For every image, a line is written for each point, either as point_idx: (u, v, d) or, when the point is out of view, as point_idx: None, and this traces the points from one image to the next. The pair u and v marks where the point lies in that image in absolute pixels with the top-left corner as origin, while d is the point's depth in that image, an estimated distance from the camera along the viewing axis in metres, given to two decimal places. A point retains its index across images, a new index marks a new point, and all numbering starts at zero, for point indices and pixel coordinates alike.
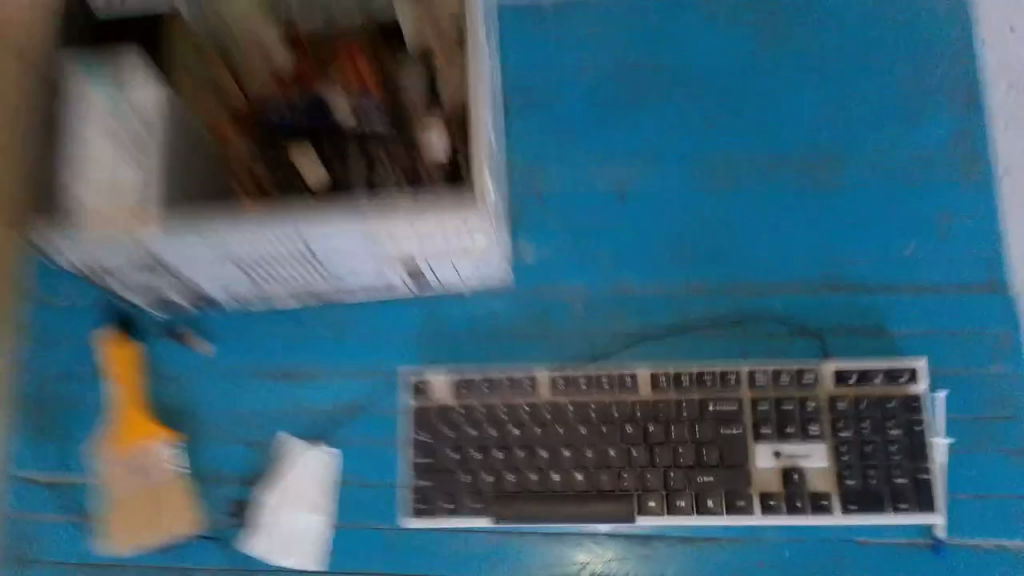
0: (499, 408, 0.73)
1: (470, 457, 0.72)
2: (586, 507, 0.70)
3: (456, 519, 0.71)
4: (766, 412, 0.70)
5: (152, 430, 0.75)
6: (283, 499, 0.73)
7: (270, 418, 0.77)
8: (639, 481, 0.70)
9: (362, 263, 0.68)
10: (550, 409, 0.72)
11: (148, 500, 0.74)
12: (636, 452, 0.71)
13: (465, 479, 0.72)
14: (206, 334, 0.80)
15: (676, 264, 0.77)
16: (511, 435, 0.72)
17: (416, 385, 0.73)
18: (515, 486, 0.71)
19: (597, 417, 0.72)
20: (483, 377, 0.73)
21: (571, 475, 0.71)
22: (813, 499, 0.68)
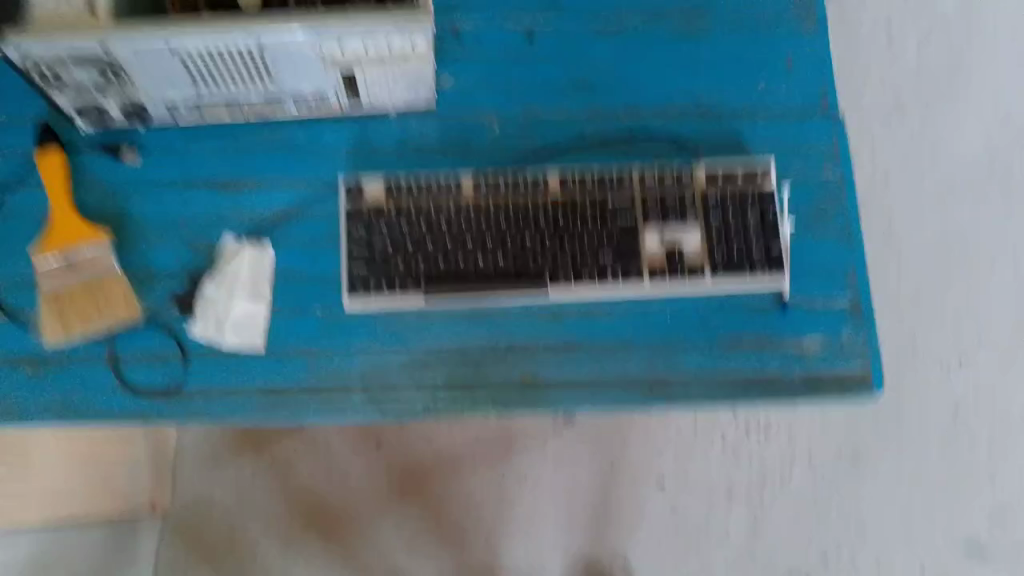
0: (431, 205, 0.82)
1: (404, 248, 0.81)
2: (507, 283, 0.81)
3: (392, 298, 0.80)
4: (654, 204, 0.84)
5: (87, 233, 0.79)
6: (225, 293, 0.79)
7: (209, 223, 0.82)
8: (552, 260, 0.82)
9: (306, 72, 0.75)
10: (475, 206, 0.82)
11: (87, 291, 0.77)
12: (545, 237, 0.82)
13: (399, 263, 0.80)
14: (138, 146, 0.83)
15: (577, 91, 0.90)
16: (440, 226, 0.82)
17: (352, 186, 0.82)
18: (446, 271, 0.81)
19: (514, 211, 0.83)
20: (414, 179, 0.83)
21: (492, 260, 0.81)
22: (690, 268, 0.83)
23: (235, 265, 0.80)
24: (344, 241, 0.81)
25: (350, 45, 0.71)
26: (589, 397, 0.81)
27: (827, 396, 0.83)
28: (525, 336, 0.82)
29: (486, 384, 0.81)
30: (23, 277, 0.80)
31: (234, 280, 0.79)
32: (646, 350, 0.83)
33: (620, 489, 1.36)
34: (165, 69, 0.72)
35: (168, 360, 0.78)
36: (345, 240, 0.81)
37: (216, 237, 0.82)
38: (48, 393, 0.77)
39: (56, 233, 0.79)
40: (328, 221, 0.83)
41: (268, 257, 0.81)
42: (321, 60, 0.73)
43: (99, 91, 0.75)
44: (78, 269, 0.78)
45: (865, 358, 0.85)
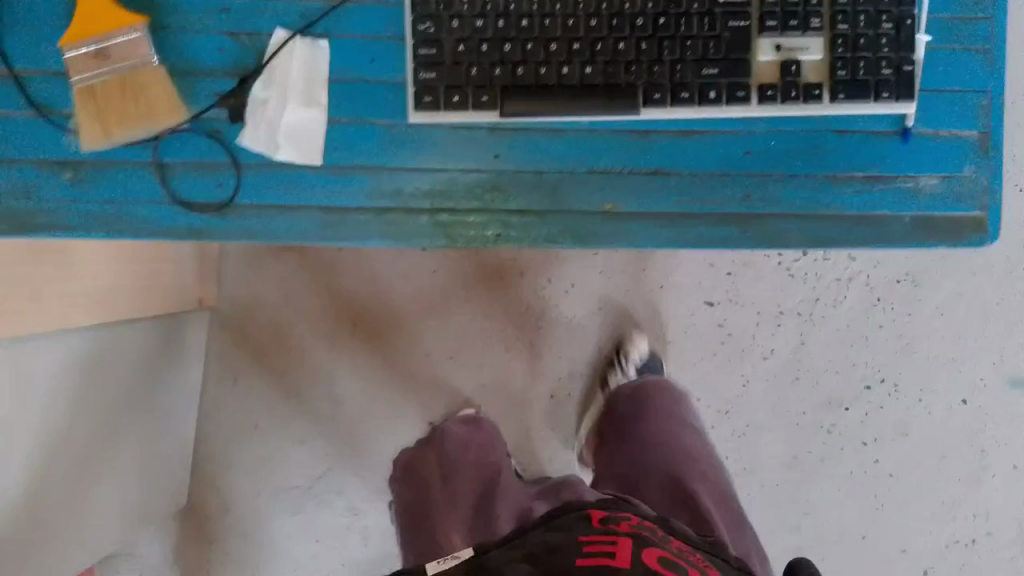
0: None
1: (480, 52, 0.70)
2: (594, 99, 0.71)
3: (464, 113, 0.71)
4: (772, 8, 0.71)
5: (118, 17, 0.67)
6: (277, 93, 0.70)
7: (251, 7, 0.71)
8: (646, 74, 0.71)
9: None
10: (560, 0, 0.70)
11: (127, 88, 0.68)
12: (641, 46, 0.71)
13: (472, 72, 0.70)
14: None
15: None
16: (520, 28, 0.70)
17: None
18: (526, 77, 0.71)
19: (607, 10, 0.71)
20: None
21: (581, 68, 0.71)
22: (806, 89, 0.71)
23: (286, 62, 0.70)
24: (408, 41, 0.70)
25: None
26: (676, 235, 0.74)
27: (935, 241, 0.75)
28: (608, 158, 0.74)
29: (562, 212, 0.74)
30: (46, 72, 0.70)
31: (284, 79, 0.70)
32: (742, 179, 0.74)
33: (661, 303, 1.36)
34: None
35: (219, 170, 0.71)
36: (410, 41, 0.70)
37: (265, 28, 0.71)
38: (90, 204, 0.70)
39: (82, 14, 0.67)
40: (390, 14, 0.72)
41: (323, 55, 0.71)
42: None
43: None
44: (115, 60, 0.68)
45: (986, 197, 0.76)
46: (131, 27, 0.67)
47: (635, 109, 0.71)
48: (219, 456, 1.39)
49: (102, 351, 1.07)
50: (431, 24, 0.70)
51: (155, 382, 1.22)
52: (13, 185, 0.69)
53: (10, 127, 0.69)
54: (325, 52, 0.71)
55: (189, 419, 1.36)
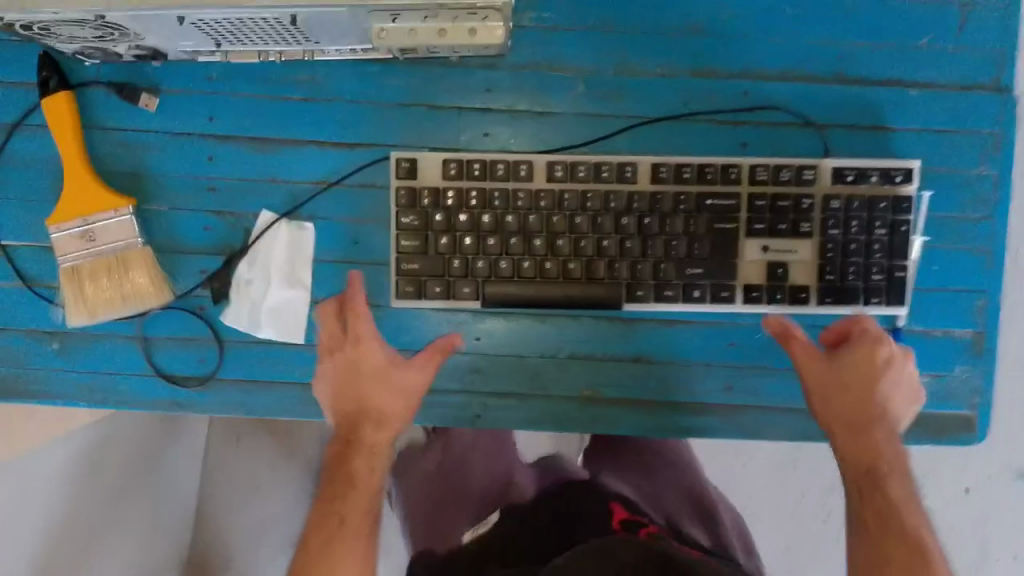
0: (495, 194, 0.69)
1: (463, 245, 0.70)
2: (578, 295, 0.70)
3: (446, 303, 0.70)
4: (761, 209, 0.69)
5: (104, 199, 0.68)
6: (261, 273, 0.70)
7: (239, 188, 0.71)
8: (629, 272, 0.70)
9: (344, 30, 0.61)
10: (543, 196, 0.69)
11: (116, 266, 0.68)
12: (625, 242, 0.70)
13: (455, 263, 0.70)
14: (156, 89, 0.70)
15: (691, 44, 0.72)
16: (505, 224, 0.70)
17: (404, 165, 0.69)
18: (508, 271, 0.70)
19: (592, 207, 0.69)
20: (477, 162, 0.69)
21: (564, 264, 0.70)
22: (793, 292, 0.70)
23: (268, 246, 0.70)
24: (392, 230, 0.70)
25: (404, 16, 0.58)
26: (657, 423, 0.74)
27: (922, 440, 0.74)
28: (590, 346, 0.74)
29: (542, 397, 0.74)
30: (32, 243, 0.71)
31: (269, 261, 0.70)
32: (724, 371, 0.74)
33: None
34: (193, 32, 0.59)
35: (202, 346, 0.72)
36: (394, 230, 0.69)
37: (254, 208, 0.71)
38: (75, 374, 0.71)
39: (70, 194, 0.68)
40: (375, 198, 0.71)
41: (308, 236, 0.71)
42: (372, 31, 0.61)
43: (104, 40, 0.61)
44: (100, 241, 0.68)
45: (978, 400, 0.74)
46: (115, 207, 0.68)
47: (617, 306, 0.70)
48: None
49: None
50: (415, 219, 0.69)
51: None
52: (6, 351, 0.71)
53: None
54: (310, 234, 0.71)
55: None
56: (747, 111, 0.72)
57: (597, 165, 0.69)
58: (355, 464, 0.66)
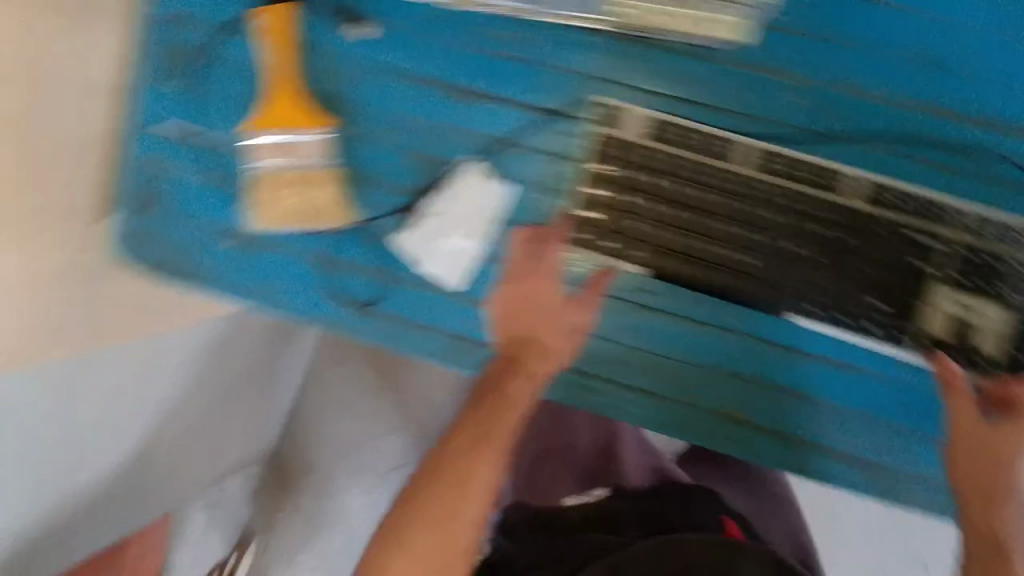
0: (691, 168, 0.67)
1: (643, 209, 0.68)
2: (744, 289, 0.69)
3: (612, 259, 0.70)
4: (961, 258, 0.66)
5: (303, 119, 0.69)
6: (447, 216, 0.69)
7: (432, 131, 0.70)
8: (803, 283, 0.68)
9: None
10: (739, 184, 0.66)
11: (308, 183, 0.69)
12: (809, 251, 0.67)
13: (631, 223, 0.68)
14: (367, 21, 0.69)
15: (928, 77, 0.65)
16: (692, 197, 0.67)
17: (609, 111, 0.67)
18: (680, 247, 0.68)
19: (786, 206, 0.66)
20: (682, 127, 0.66)
21: (739, 256, 0.68)
22: (966, 352, 0.67)
23: (457, 190, 0.69)
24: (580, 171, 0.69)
25: None
26: (794, 458, 0.72)
27: None
28: (749, 365, 0.71)
29: (685, 403, 0.72)
30: (227, 142, 0.73)
31: (456, 207, 0.69)
32: (880, 425, 0.71)
33: None
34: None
35: (368, 274, 0.73)
36: (582, 173, 0.69)
37: (442, 153, 0.71)
38: (248, 274, 0.74)
39: (273, 106, 0.68)
40: (562, 169, 0.69)
41: (500, 194, 0.70)
42: None
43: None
44: (294, 156, 0.69)
45: None
46: (313, 125, 0.69)
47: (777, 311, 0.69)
48: None
49: None
50: (605, 167, 0.68)
51: None
52: (188, 238, 0.75)
53: (188, 185, 0.74)
54: (504, 193, 0.70)
55: None
56: (968, 159, 0.66)
57: (804, 164, 0.66)
58: (509, 384, 0.69)
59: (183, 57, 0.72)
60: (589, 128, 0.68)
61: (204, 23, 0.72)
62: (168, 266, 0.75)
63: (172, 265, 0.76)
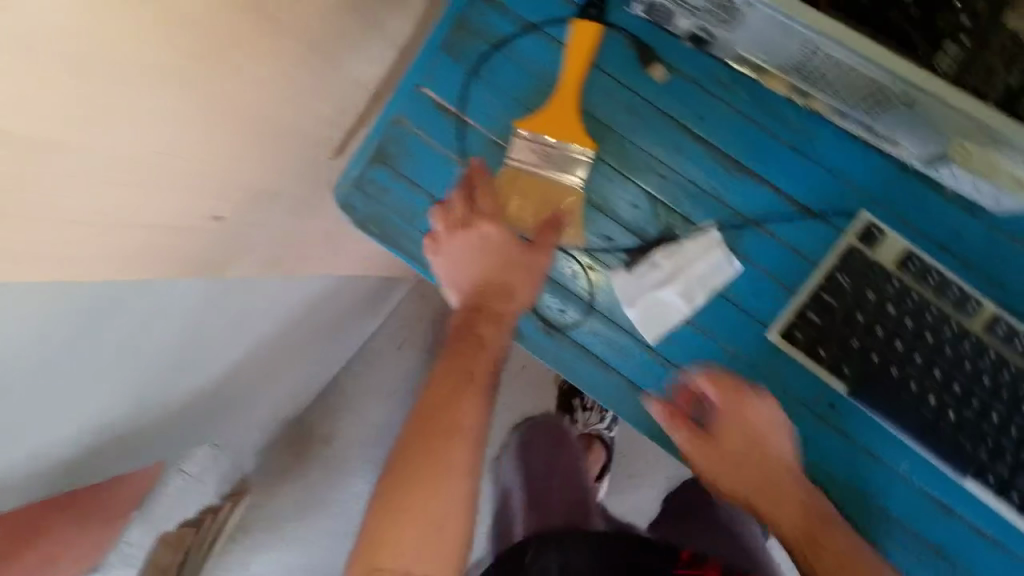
0: (933, 308, 0.67)
1: (870, 332, 0.67)
2: (935, 442, 0.68)
3: (817, 369, 0.68)
4: None
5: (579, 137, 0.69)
6: (672, 269, 0.70)
7: (686, 188, 0.71)
8: (994, 456, 0.67)
9: (914, 125, 0.59)
10: (972, 341, 0.67)
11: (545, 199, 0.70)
12: (1012, 429, 0.67)
13: (852, 341, 0.68)
14: (667, 65, 0.70)
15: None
16: (921, 338, 0.67)
17: (872, 232, 0.67)
18: (890, 380, 0.68)
19: (1006, 380, 0.67)
20: (937, 273, 0.67)
21: (944, 408, 0.67)
22: None
23: (696, 255, 0.70)
24: (819, 275, 0.68)
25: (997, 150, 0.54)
26: None
27: None
28: (902, 508, 0.70)
29: None
30: (483, 130, 0.73)
31: (685, 265, 0.70)
32: None
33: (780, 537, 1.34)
34: (788, 52, 0.58)
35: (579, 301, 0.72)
36: (821, 278, 0.68)
37: (687, 210, 0.71)
38: None
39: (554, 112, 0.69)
40: (796, 264, 0.70)
41: (726, 271, 0.70)
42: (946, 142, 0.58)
43: (704, 16, 0.60)
44: (552, 166, 0.69)
45: None
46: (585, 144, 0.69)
47: (959, 474, 0.68)
48: (347, 399, 1.47)
49: (321, 296, 1.12)
50: (849, 281, 0.67)
51: (344, 323, 1.31)
52: (405, 206, 0.74)
53: (426, 153, 0.73)
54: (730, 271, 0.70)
55: (346, 356, 1.44)
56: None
57: None
58: (483, 330, 0.67)
59: (473, 35, 0.72)
60: (842, 240, 0.68)
61: (509, 12, 0.72)
62: (372, 224, 0.74)
63: (378, 227, 0.74)
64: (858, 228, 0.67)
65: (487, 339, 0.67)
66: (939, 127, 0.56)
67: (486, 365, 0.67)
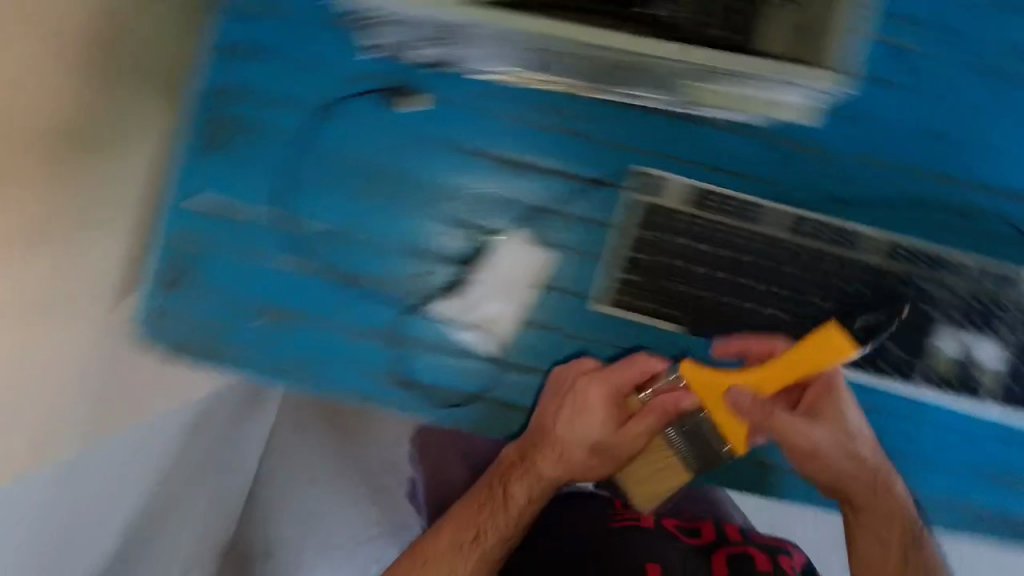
0: (721, 229, 0.73)
1: (677, 268, 0.74)
2: (764, 335, 0.75)
3: (643, 315, 0.76)
4: (961, 312, 0.74)
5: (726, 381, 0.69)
6: (484, 283, 0.75)
7: (481, 203, 0.74)
8: (820, 331, 0.75)
9: (644, 81, 0.64)
10: (761, 243, 0.73)
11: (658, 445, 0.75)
12: (825, 303, 0.74)
13: (666, 283, 0.75)
14: (420, 93, 0.72)
15: (940, 150, 0.72)
16: (721, 258, 0.74)
17: (646, 182, 0.74)
18: (707, 302, 0.75)
19: (806, 264, 0.73)
20: (713, 195, 0.73)
21: (761, 308, 0.75)
22: (967, 383, 0.75)
23: (501, 263, 0.74)
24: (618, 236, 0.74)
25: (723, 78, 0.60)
26: None
27: None
28: None
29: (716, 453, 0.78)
30: (269, 215, 0.74)
31: (496, 277, 0.75)
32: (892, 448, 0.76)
33: None
34: (520, 54, 0.64)
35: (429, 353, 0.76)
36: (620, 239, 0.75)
37: (488, 219, 0.74)
38: (282, 351, 0.76)
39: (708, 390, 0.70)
40: (599, 232, 0.75)
41: (539, 262, 0.75)
42: (673, 84, 0.64)
43: (428, 44, 0.65)
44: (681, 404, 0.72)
45: None
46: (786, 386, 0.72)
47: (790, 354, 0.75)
48: None
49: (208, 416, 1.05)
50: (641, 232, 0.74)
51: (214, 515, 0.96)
52: (217, 317, 0.75)
53: (219, 262, 0.75)
54: (544, 262, 0.75)
55: None
56: (973, 218, 0.73)
57: (823, 228, 0.73)
58: (512, 485, 0.78)
59: (231, 128, 0.73)
60: (626, 198, 0.74)
61: (260, 97, 0.72)
62: (187, 349, 0.76)
63: (199, 345, 0.76)
64: (631, 183, 0.74)
65: (508, 501, 0.78)
66: (661, 76, 0.62)
67: (494, 530, 0.78)
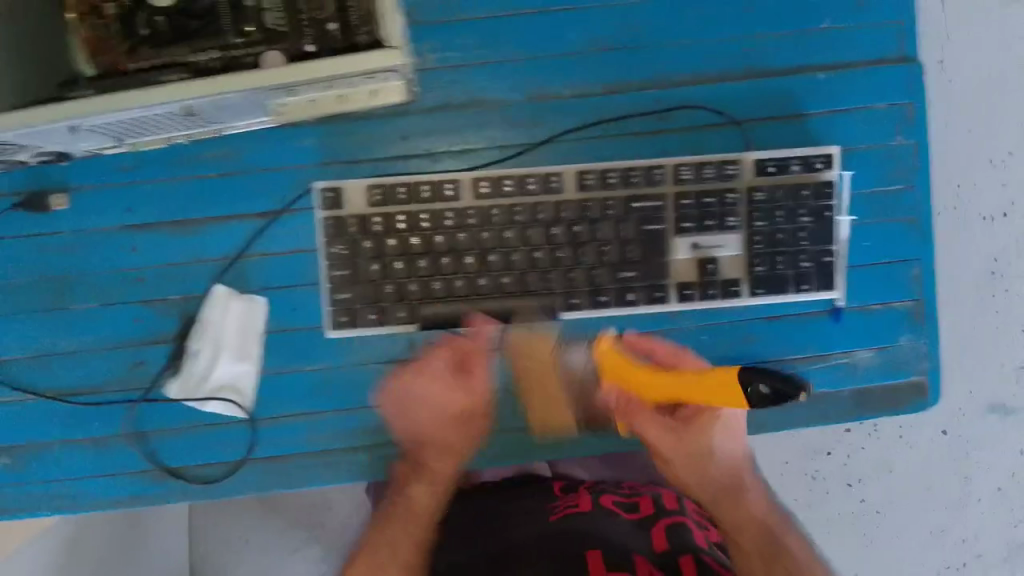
0: (422, 215, 0.69)
1: (392, 269, 0.70)
2: (509, 306, 0.71)
3: (379, 329, 0.70)
4: (691, 218, 0.70)
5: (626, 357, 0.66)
6: (210, 349, 0.70)
7: (173, 275, 0.71)
8: (563, 282, 0.71)
9: (241, 116, 0.59)
10: (468, 216, 0.70)
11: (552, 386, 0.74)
12: (554, 254, 0.70)
13: (389, 288, 0.70)
14: (65, 190, 0.69)
15: (595, 60, 0.72)
16: (435, 244, 0.70)
17: (328, 196, 0.68)
18: (439, 293, 0.70)
19: (519, 222, 0.70)
20: (402, 185, 0.69)
21: (496, 281, 0.71)
22: (724, 286, 0.71)
23: (218, 321, 0.70)
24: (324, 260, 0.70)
25: (302, 90, 0.56)
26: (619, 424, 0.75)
27: (876, 411, 0.76)
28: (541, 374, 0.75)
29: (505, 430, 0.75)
30: None
31: (220, 338, 0.70)
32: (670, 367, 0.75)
33: None
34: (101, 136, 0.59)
35: (186, 434, 0.72)
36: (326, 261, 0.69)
37: (185, 290, 0.71)
38: (35, 486, 0.71)
39: None
40: (305, 261, 0.71)
41: (257, 308, 0.71)
42: (273, 111, 0.59)
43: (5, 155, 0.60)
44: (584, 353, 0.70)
45: (923, 364, 0.76)
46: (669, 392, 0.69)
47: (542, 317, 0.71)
48: None
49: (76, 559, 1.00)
50: (344, 246, 0.69)
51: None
52: None
53: None
54: (262, 306, 0.71)
55: None
56: (645, 115, 0.73)
57: (523, 180, 0.70)
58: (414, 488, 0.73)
59: None
60: (319, 217, 0.69)
61: None
62: None
63: None
64: (317, 203, 0.68)
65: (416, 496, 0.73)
66: (244, 109, 0.57)
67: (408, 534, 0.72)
